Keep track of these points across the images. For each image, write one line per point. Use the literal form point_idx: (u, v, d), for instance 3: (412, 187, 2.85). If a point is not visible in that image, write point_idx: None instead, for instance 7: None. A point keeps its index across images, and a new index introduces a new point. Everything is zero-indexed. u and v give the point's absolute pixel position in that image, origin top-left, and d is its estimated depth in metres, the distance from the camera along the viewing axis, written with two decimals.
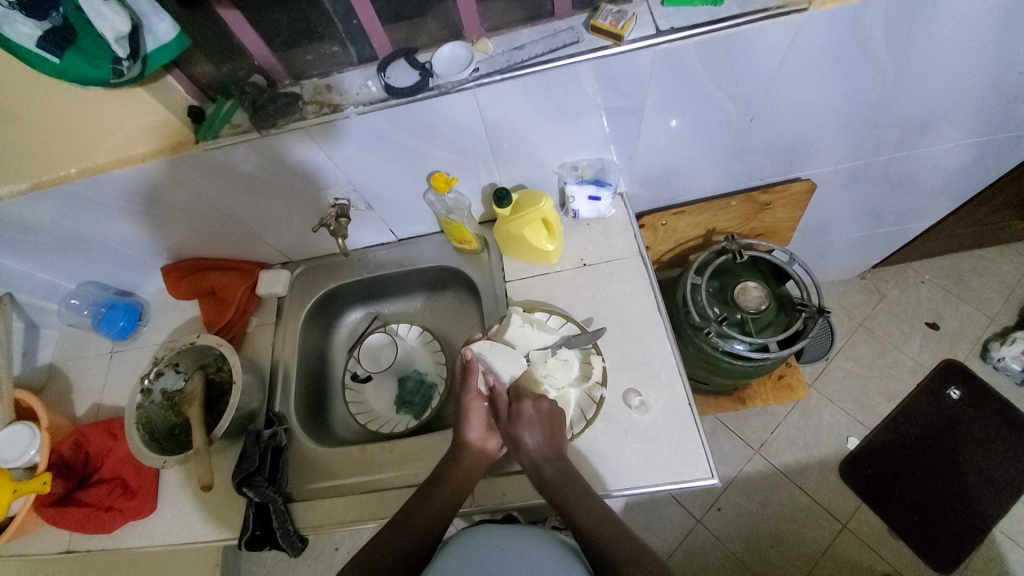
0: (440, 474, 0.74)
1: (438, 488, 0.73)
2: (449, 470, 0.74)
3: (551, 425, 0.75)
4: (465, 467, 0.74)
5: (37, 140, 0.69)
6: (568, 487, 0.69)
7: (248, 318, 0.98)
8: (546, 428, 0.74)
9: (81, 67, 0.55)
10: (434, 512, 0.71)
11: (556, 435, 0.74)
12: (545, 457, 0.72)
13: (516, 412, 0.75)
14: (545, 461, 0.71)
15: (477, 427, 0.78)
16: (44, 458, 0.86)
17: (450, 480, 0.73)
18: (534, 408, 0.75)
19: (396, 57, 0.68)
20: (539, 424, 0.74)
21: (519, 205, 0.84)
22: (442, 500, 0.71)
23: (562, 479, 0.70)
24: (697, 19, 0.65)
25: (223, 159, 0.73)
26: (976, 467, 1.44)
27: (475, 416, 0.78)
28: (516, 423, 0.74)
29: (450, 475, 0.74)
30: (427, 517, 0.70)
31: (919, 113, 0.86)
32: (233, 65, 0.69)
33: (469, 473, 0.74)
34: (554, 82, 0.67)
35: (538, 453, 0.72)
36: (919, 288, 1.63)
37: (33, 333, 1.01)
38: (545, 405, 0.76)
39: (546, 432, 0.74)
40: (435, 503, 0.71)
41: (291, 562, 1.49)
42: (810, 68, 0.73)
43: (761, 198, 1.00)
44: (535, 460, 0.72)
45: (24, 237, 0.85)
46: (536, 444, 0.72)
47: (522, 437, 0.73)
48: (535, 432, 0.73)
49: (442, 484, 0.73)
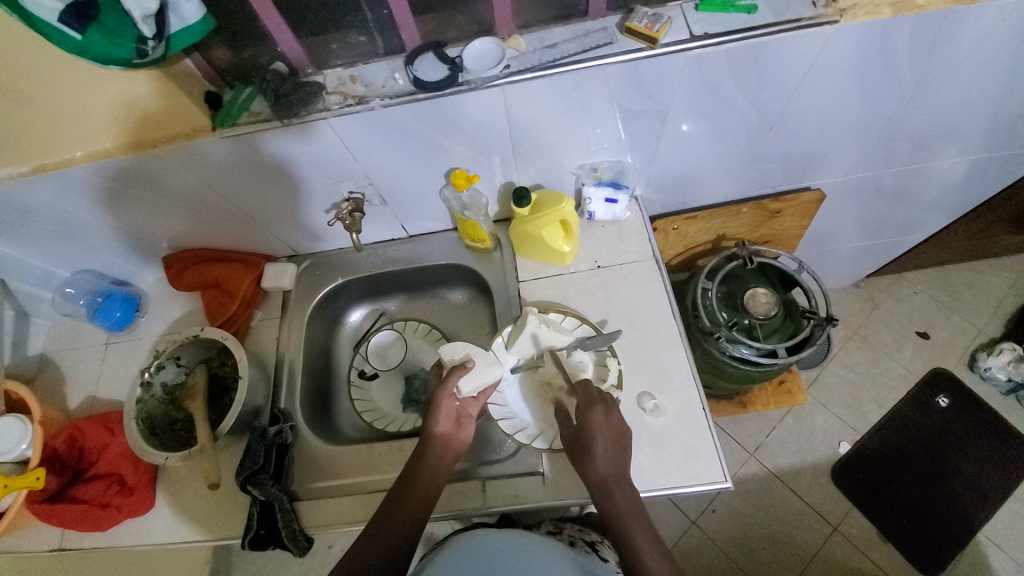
0: (406, 481, 0.71)
1: (406, 495, 0.70)
2: (414, 476, 0.72)
3: (617, 435, 0.71)
4: (429, 471, 0.72)
5: (45, 121, 0.66)
6: (619, 494, 0.67)
7: (252, 312, 0.95)
8: (614, 437, 0.71)
9: (103, 45, 0.52)
10: (405, 520, 0.67)
11: (624, 447, 0.71)
12: (614, 472, 0.69)
13: (586, 417, 0.73)
14: (614, 476, 0.68)
15: (446, 420, 0.76)
16: (36, 452, 0.83)
17: (417, 486, 0.71)
18: (606, 420, 0.72)
19: (425, 50, 0.67)
20: (607, 434, 0.71)
21: (538, 204, 0.84)
22: (412, 507, 0.69)
23: (616, 485, 0.68)
24: (730, 26, 0.65)
25: (239, 149, 0.71)
26: (962, 473, 1.48)
27: (442, 417, 0.76)
28: (586, 433, 0.72)
29: (418, 481, 0.71)
30: (398, 526, 0.66)
31: (931, 127, 0.88)
32: (255, 52, 0.67)
33: (434, 477, 0.72)
34: (585, 83, 0.67)
35: (609, 467, 0.69)
36: (911, 298, 1.67)
37: (24, 322, 0.97)
38: (608, 412, 0.73)
39: (616, 441, 0.71)
40: (406, 510, 0.68)
41: (282, 560, 1.46)
42: (832, 80, 0.73)
43: (772, 206, 1.01)
44: (605, 476, 0.68)
45: (21, 221, 0.81)
46: (607, 455, 0.70)
47: (597, 446, 0.70)
48: (607, 445, 0.70)
49: (411, 491, 0.70)
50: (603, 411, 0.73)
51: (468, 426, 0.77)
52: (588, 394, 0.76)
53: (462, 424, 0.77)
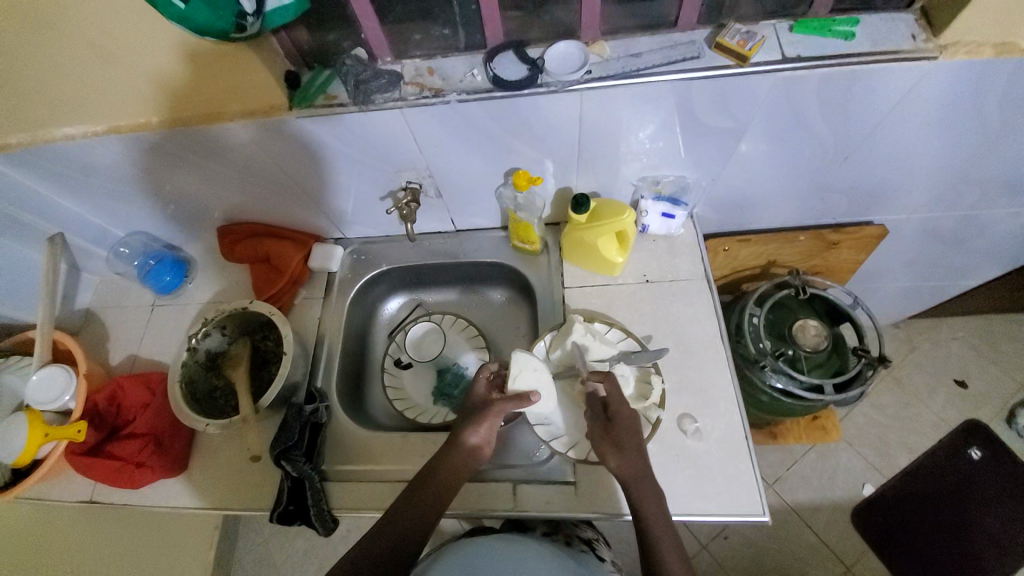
0: (425, 477, 0.71)
1: (424, 491, 0.70)
2: (435, 472, 0.71)
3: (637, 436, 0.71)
4: (451, 467, 0.71)
5: (125, 83, 0.67)
6: (638, 495, 0.67)
7: (296, 290, 0.96)
8: (633, 435, 0.70)
9: (206, 16, 0.50)
10: (418, 515, 0.68)
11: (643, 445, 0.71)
12: (634, 472, 0.68)
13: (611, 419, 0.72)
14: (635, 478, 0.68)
15: (481, 433, 0.73)
16: (78, 405, 0.85)
17: (436, 481, 0.71)
18: (627, 414, 0.71)
19: (506, 48, 0.66)
20: (625, 432, 0.70)
21: (596, 213, 0.82)
22: (428, 503, 0.69)
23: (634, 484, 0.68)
24: (826, 50, 0.62)
25: (310, 129, 0.71)
26: (988, 529, 1.43)
27: (479, 429, 0.73)
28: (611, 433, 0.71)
29: (440, 477, 0.71)
30: (410, 520, 0.67)
31: (1009, 170, 0.85)
32: (338, 35, 0.67)
33: (456, 474, 0.71)
34: (667, 96, 0.65)
35: (628, 467, 0.68)
36: (950, 344, 1.62)
37: (75, 276, 1.00)
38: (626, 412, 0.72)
39: (634, 440, 0.70)
40: (422, 505, 0.69)
41: (288, 532, 1.48)
42: (919, 116, 0.71)
43: (831, 237, 0.98)
44: (627, 475, 0.68)
45: (89, 177, 0.83)
46: (625, 458, 0.69)
47: (617, 444, 0.70)
48: (624, 446, 0.70)
49: (428, 487, 0.70)
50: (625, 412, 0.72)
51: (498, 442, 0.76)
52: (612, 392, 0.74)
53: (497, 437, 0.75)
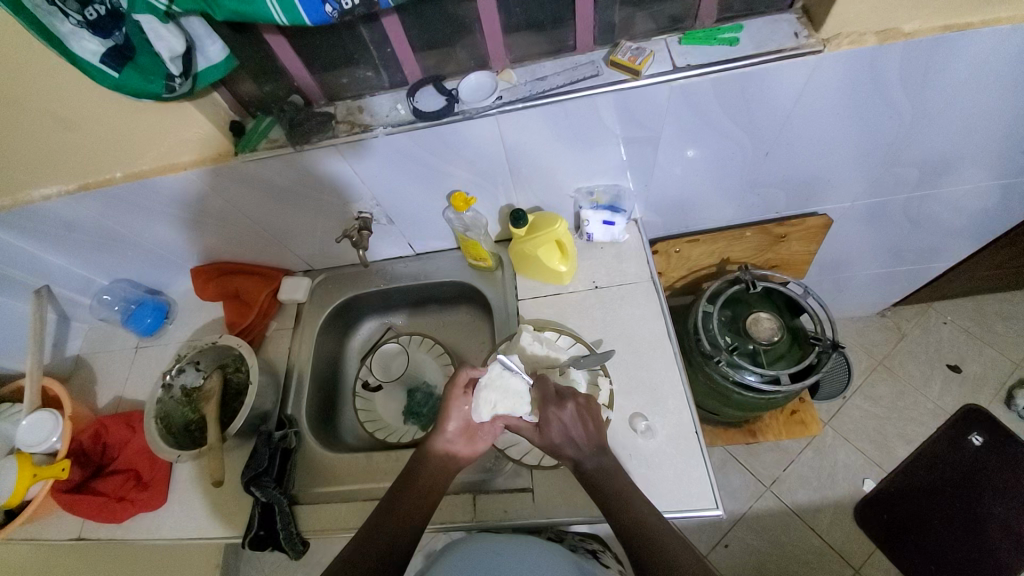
0: (408, 479, 0.73)
1: (406, 494, 0.72)
2: (415, 475, 0.73)
3: (590, 418, 0.73)
4: (429, 471, 0.74)
5: (88, 146, 0.75)
6: (607, 485, 0.69)
7: (268, 322, 1.02)
8: (582, 426, 0.72)
9: (137, 82, 0.59)
10: (406, 518, 0.70)
11: (594, 432, 0.72)
12: (586, 453, 0.71)
13: (548, 416, 0.72)
14: (585, 459, 0.71)
15: (458, 423, 0.76)
16: (65, 445, 0.89)
17: (416, 487, 0.73)
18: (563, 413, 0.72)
19: (425, 83, 0.74)
20: (569, 427, 0.72)
21: (534, 226, 0.88)
22: (409, 510, 0.71)
23: (602, 480, 0.69)
24: (712, 57, 0.68)
25: (258, 170, 0.78)
26: (999, 518, 1.36)
27: (455, 420, 0.76)
28: (550, 433, 0.72)
29: (418, 481, 0.73)
30: (395, 524, 0.69)
31: (939, 154, 0.85)
32: (275, 85, 0.75)
33: (434, 478, 0.74)
34: (574, 112, 0.71)
35: (579, 450, 0.71)
36: (941, 329, 1.58)
37: (65, 325, 1.06)
38: (571, 407, 0.72)
39: (582, 430, 0.72)
40: (403, 512, 0.70)
41: (288, 567, 1.48)
42: (825, 108, 0.74)
43: (776, 230, 1.01)
44: (577, 458, 0.71)
45: (67, 233, 0.90)
46: (574, 445, 0.72)
47: (558, 442, 0.72)
48: (568, 435, 0.72)
49: (410, 489, 0.72)
50: (572, 408, 0.72)
51: (480, 440, 0.77)
52: (544, 391, 0.74)
53: (476, 438, 0.77)
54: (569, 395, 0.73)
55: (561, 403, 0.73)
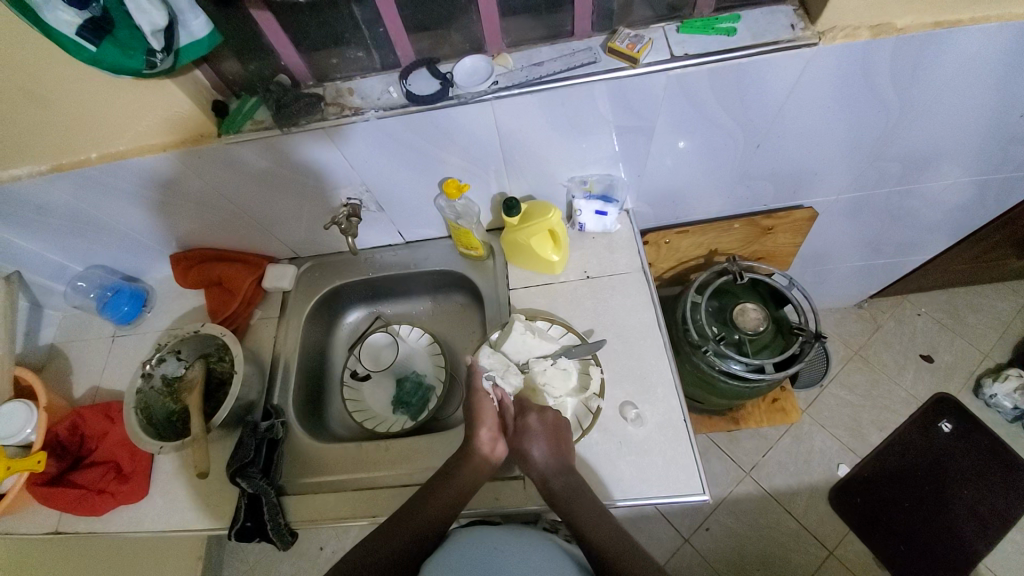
0: (448, 472, 0.73)
1: (445, 487, 0.72)
2: (456, 468, 0.73)
3: (557, 436, 0.75)
4: (471, 469, 0.73)
5: (61, 123, 0.71)
6: (583, 505, 0.68)
7: (252, 310, 1.00)
8: (551, 441, 0.74)
9: (116, 56, 0.56)
10: (435, 511, 0.70)
11: (563, 447, 0.74)
12: (553, 470, 0.71)
13: (522, 423, 0.77)
14: (553, 474, 0.71)
15: (488, 429, 0.76)
16: (39, 437, 0.86)
17: (457, 483, 0.72)
18: (539, 422, 0.76)
19: (417, 66, 0.72)
20: (547, 437, 0.75)
21: (527, 215, 0.88)
22: (445, 502, 0.71)
23: (573, 497, 0.69)
24: (710, 47, 0.68)
25: (241, 154, 0.76)
26: (963, 500, 1.43)
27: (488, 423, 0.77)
28: (524, 438, 0.75)
29: (456, 475, 0.73)
30: (420, 521, 0.70)
31: (922, 149, 0.87)
32: (260, 63, 0.72)
33: (473, 474, 0.73)
34: (570, 99, 0.71)
35: (545, 465, 0.72)
36: (914, 320, 1.64)
37: (37, 313, 1.02)
38: (550, 418, 0.77)
39: (553, 442, 0.74)
40: (437, 504, 0.71)
41: (273, 557, 1.47)
42: (816, 101, 0.74)
43: (763, 222, 1.03)
44: (543, 473, 0.72)
45: (38, 216, 0.85)
46: (546, 457, 0.72)
47: (530, 450, 0.73)
48: (542, 444, 0.74)
49: (449, 482, 0.72)
50: (551, 419, 0.77)
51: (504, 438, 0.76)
52: (519, 405, 0.80)
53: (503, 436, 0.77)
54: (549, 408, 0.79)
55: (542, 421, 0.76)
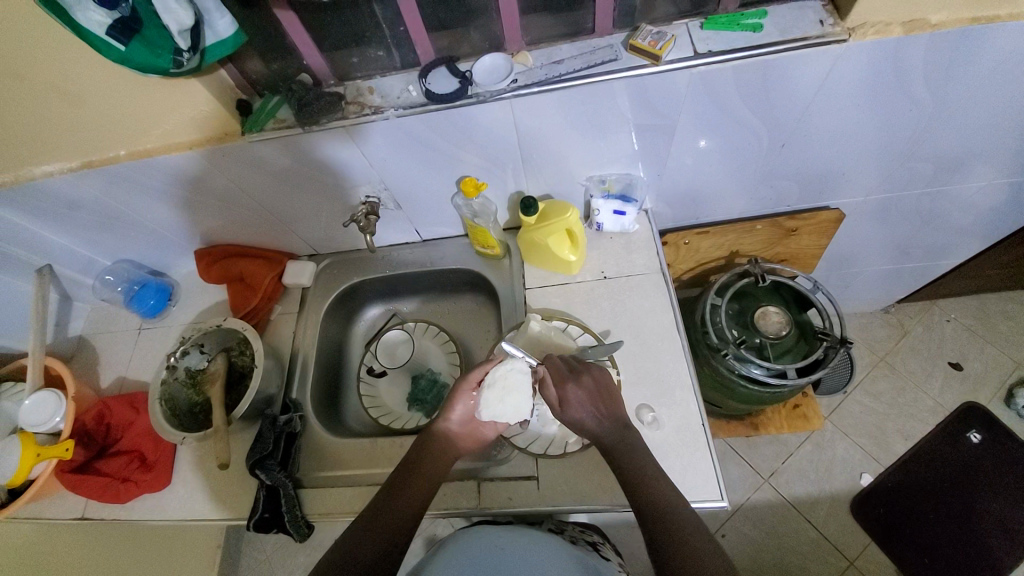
0: (412, 462, 0.72)
1: (411, 478, 0.71)
2: (420, 458, 0.73)
3: (602, 396, 0.72)
4: (435, 458, 0.73)
5: (92, 122, 0.73)
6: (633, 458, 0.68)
7: (272, 306, 1.01)
8: (600, 401, 0.72)
9: (144, 56, 0.58)
10: (408, 502, 0.69)
11: (611, 405, 0.72)
12: (606, 429, 0.71)
13: (563, 394, 0.71)
14: (607, 433, 0.70)
15: (459, 417, 0.76)
16: (67, 425, 0.89)
17: (421, 473, 0.71)
18: (580, 388, 0.71)
19: (438, 64, 0.72)
20: (592, 400, 0.72)
21: (544, 214, 0.87)
22: (414, 495, 0.69)
23: (625, 452, 0.69)
24: (734, 44, 0.66)
25: (263, 152, 0.77)
26: (994, 514, 1.37)
27: (461, 407, 0.77)
28: (570, 409, 0.71)
29: (424, 463, 0.72)
30: (394, 512, 0.67)
31: (956, 150, 0.84)
32: (283, 63, 0.73)
33: (439, 463, 0.73)
34: (589, 97, 0.70)
35: (599, 427, 0.71)
36: (943, 327, 1.58)
37: (67, 305, 1.06)
38: (590, 380, 0.73)
39: (602, 404, 0.72)
40: (407, 497, 0.69)
41: (289, 549, 1.50)
42: (845, 99, 0.72)
43: (787, 224, 1.00)
44: (597, 434, 0.71)
45: (69, 211, 0.88)
46: (596, 419, 0.71)
47: (580, 418, 0.71)
48: (590, 410, 0.71)
49: (416, 472, 0.71)
50: (588, 380, 0.73)
51: (483, 428, 0.77)
52: (557, 372, 0.73)
53: (479, 427, 0.77)
54: (584, 370, 0.74)
55: (581, 382, 0.72)
